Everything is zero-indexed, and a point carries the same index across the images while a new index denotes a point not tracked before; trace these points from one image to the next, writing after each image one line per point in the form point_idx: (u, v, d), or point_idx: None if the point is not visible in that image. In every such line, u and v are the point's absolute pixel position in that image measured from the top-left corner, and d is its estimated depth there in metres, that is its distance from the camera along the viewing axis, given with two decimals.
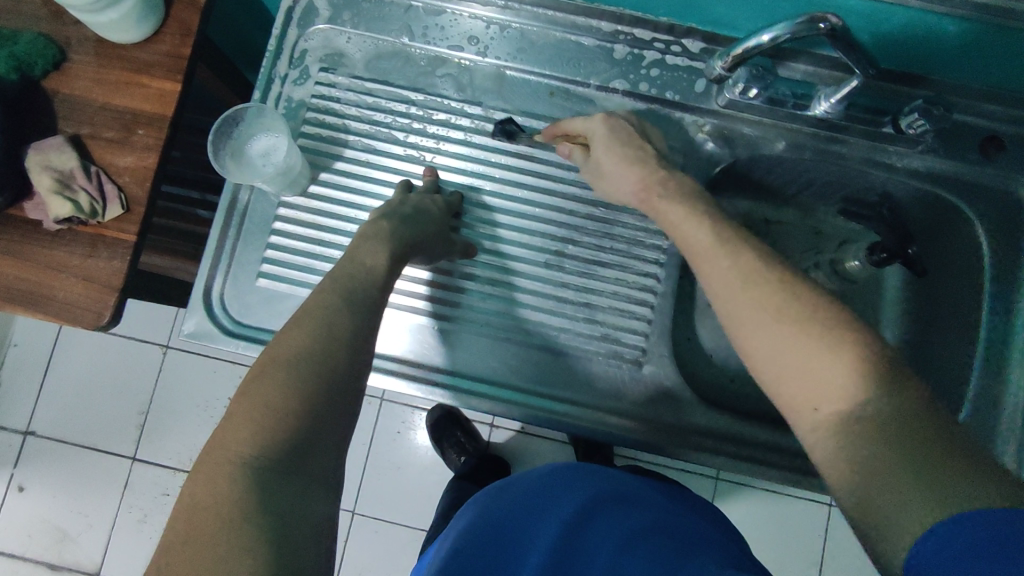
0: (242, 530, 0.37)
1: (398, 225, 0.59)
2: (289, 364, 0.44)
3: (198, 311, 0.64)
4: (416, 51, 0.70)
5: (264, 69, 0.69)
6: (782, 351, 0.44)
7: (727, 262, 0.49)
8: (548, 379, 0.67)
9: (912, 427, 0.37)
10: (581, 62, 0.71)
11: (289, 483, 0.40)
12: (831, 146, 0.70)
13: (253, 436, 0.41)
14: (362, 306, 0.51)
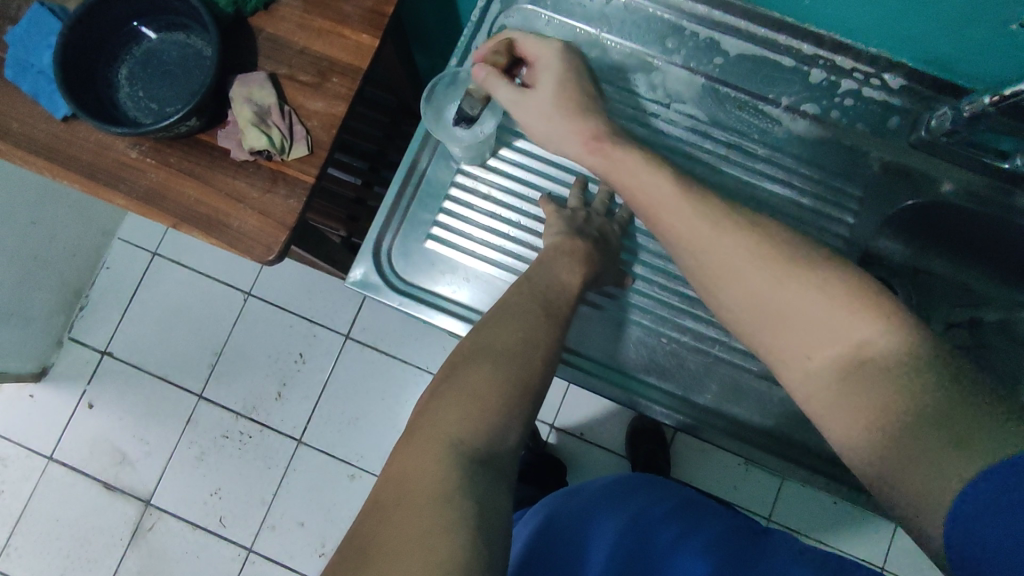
0: (447, 509, 0.39)
1: (591, 246, 0.60)
2: (494, 360, 0.48)
3: (366, 261, 0.65)
4: (612, 44, 0.69)
5: (464, 36, 0.69)
6: (778, 315, 0.45)
7: (687, 206, 0.50)
8: (687, 386, 0.66)
9: (917, 372, 0.37)
10: (776, 80, 0.68)
11: (488, 474, 0.42)
12: (1019, 206, 0.66)
13: (468, 426, 0.44)
14: (560, 320, 0.54)
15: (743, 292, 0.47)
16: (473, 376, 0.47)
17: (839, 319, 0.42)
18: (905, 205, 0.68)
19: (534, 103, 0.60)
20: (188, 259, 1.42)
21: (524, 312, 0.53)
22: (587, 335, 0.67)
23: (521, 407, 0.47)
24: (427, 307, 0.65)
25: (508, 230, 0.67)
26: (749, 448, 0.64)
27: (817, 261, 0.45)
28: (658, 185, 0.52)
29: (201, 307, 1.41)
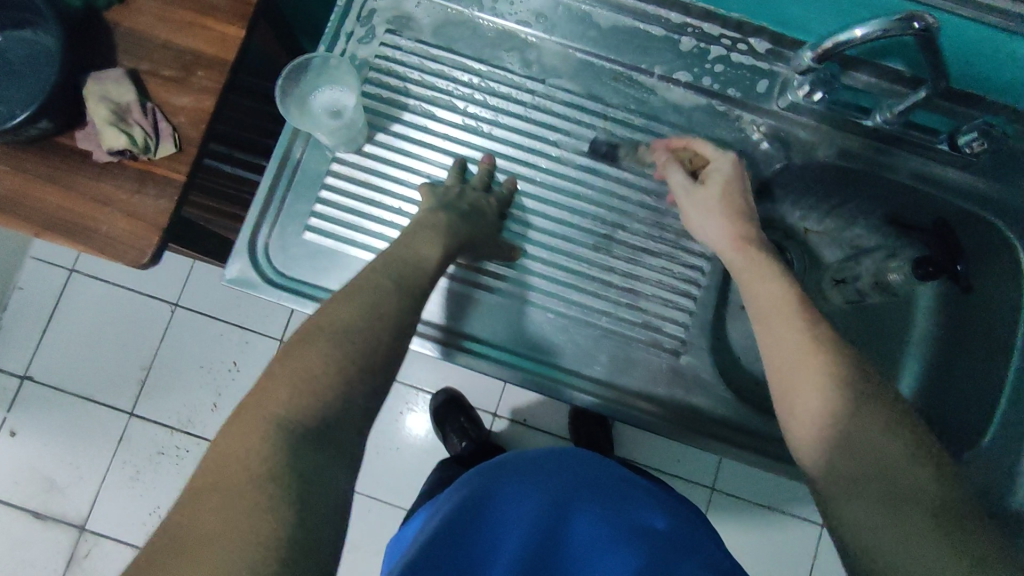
0: (263, 489, 0.40)
1: (451, 220, 0.60)
2: (334, 337, 0.48)
3: (242, 258, 0.63)
4: (484, 23, 0.69)
5: (332, 23, 0.68)
6: (824, 415, 0.46)
7: (774, 283, 0.54)
8: (580, 362, 0.66)
9: (938, 507, 0.40)
10: (648, 50, 0.68)
11: (315, 450, 0.43)
12: (884, 159, 0.69)
13: (297, 403, 0.44)
14: (415, 298, 0.54)
15: (789, 388, 0.48)
16: (310, 354, 0.47)
17: (904, 455, 0.42)
18: (780, 167, 0.70)
19: (702, 198, 0.62)
20: (108, 274, 1.37)
21: (374, 287, 0.52)
22: (476, 317, 0.66)
23: (357, 382, 0.47)
24: (307, 299, 0.64)
25: (387, 216, 0.66)
26: (644, 417, 0.65)
27: (878, 384, 0.46)
28: (767, 292, 0.54)
29: (124, 323, 1.36)
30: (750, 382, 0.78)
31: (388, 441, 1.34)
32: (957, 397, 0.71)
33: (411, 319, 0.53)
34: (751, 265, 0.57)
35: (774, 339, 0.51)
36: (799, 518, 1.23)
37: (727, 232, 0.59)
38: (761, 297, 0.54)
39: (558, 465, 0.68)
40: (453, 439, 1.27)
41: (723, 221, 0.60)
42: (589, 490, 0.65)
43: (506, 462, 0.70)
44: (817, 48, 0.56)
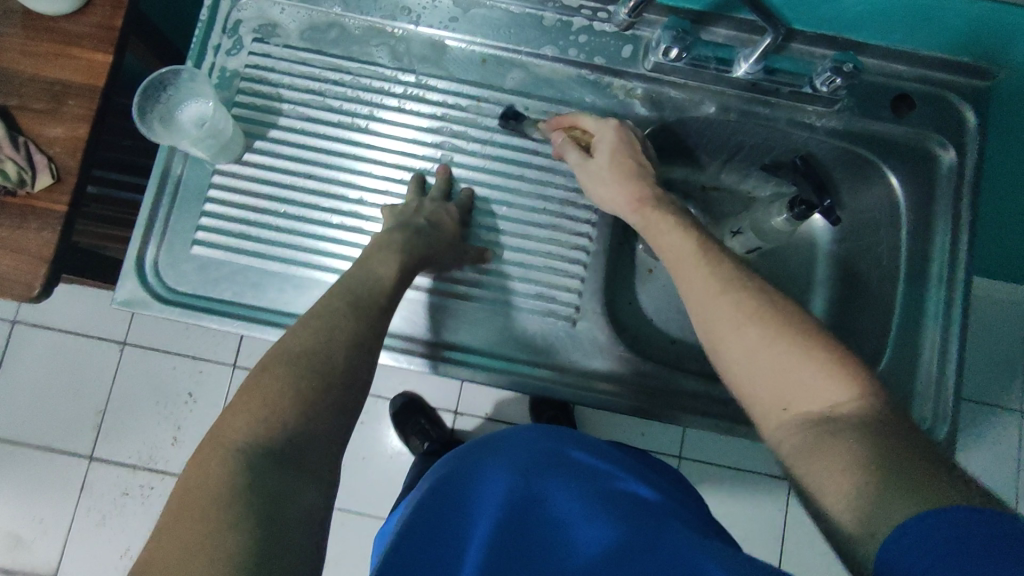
0: (228, 507, 0.42)
1: (406, 238, 0.61)
2: (289, 363, 0.50)
3: (130, 278, 0.64)
4: (350, 22, 0.70)
5: (196, 38, 0.68)
6: (753, 353, 0.50)
7: (679, 235, 0.58)
8: (530, 350, 0.67)
9: (875, 430, 0.43)
10: (513, 29, 0.70)
11: (284, 470, 0.45)
12: (755, 108, 0.70)
13: (255, 429, 0.46)
14: (370, 315, 0.56)
15: (710, 334, 0.53)
16: (265, 382, 0.49)
17: (824, 375, 0.46)
18: (656, 127, 0.72)
19: (595, 168, 0.64)
20: (50, 321, 1.35)
21: (330, 311, 0.54)
22: (440, 324, 0.67)
23: (320, 403, 0.49)
24: (200, 312, 0.64)
25: (275, 222, 0.67)
26: (552, 386, 0.66)
27: (790, 313, 0.50)
28: (675, 244, 0.57)
29: (74, 368, 1.34)
30: (666, 342, 0.80)
31: (354, 451, 1.34)
32: (859, 330, 0.73)
33: (366, 335, 0.54)
34: (648, 221, 0.60)
35: (688, 288, 0.55)
36: (765, 474, 1.25)
37: (625, 194, 0.62)
38: (670, 252, 0.58)
39: (531, 442, 0.68)
40: (415, 441, 1.27)
41: (621, 184, 0.62)
42: (561, 463, 0.65)
43: (480, 447, 0.70)
44: (628, 4, 0.63)
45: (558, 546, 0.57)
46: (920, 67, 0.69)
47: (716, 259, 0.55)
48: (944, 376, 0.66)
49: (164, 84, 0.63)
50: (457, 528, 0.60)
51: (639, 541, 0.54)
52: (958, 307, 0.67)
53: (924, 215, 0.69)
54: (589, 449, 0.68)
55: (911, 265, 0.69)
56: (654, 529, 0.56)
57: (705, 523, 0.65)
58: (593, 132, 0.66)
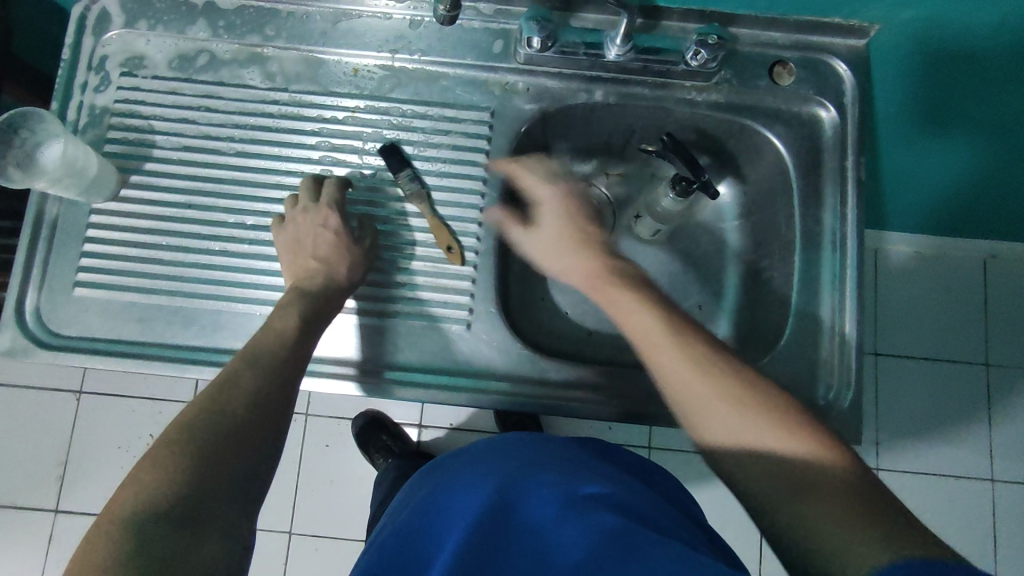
0: (118, 571, 0.41)
1: (302, 284, 0.63)
2: (190, 424, 0.50)
3: (12, 326, 0.63)
4: (218, 46, 0.69)
5: (61, 79, 0.68)
6: (738, 431, 0.50)
7: (648, 310, 0.57)
8: (455, 360, 0.67)
9: (857, 498, 0.44)
10: (384, 36, 0.70)
11: (179, 529, 0.44)
12: (632, 89, 0.70)
13: (154, 491, 0.45)
14: (271, 371, 0.56)
15: (699, 411, 0.51)
16: (162, 450, 0.48)
17: (811, 448, 0.48)
18: (538, 120, 0.71)
19: (542, 241, 0.67)
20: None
21: (230, 372, 0.55)
22: (381, 345, 0.67)
23: (219, 462, 0.48)
24: (86, 353, 0.63)
25: (159, 254, 0.66)
26: (453, 392, 0.65)
27: (759, 386, 0.51)
28: (642, 317, 0.57)
29: (31, 422, 1.31)
30: (582, 335, 0.78)
31: (319, 476, 1.31)
32: (766, 302, 0.72)
33: (267, 390, 0.54)
34: (606, 292, 0.61)
35: (662, 365, 0.54)
36: None
37: (582, 266, 0.64)
38: (633, 322, 0.57)
39: (505, 449, 0.59)
40: (380, 460, 1.22)
41: (577, 254, 0.65)
42: (538, 464, 0.56)
43: (458, 457, 0.62)
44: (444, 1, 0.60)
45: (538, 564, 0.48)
46: (792, 32, 0.69)
47: (679, 329, 0.55)
48: (846, 339, 0.66)
49: (14, 128, 0.63)
50: (420, 556, 0.51)
51: (620, 550, 0.45)
52: (852, 269, 0.67)
53: (813, 180, 0.69)
54: (568, 450, 0.61)
55: (806, 232, 0.68)
56: (631, 541, 0.45)
57: (694, 539, 0.55)
58: (535, 194, 0.69)
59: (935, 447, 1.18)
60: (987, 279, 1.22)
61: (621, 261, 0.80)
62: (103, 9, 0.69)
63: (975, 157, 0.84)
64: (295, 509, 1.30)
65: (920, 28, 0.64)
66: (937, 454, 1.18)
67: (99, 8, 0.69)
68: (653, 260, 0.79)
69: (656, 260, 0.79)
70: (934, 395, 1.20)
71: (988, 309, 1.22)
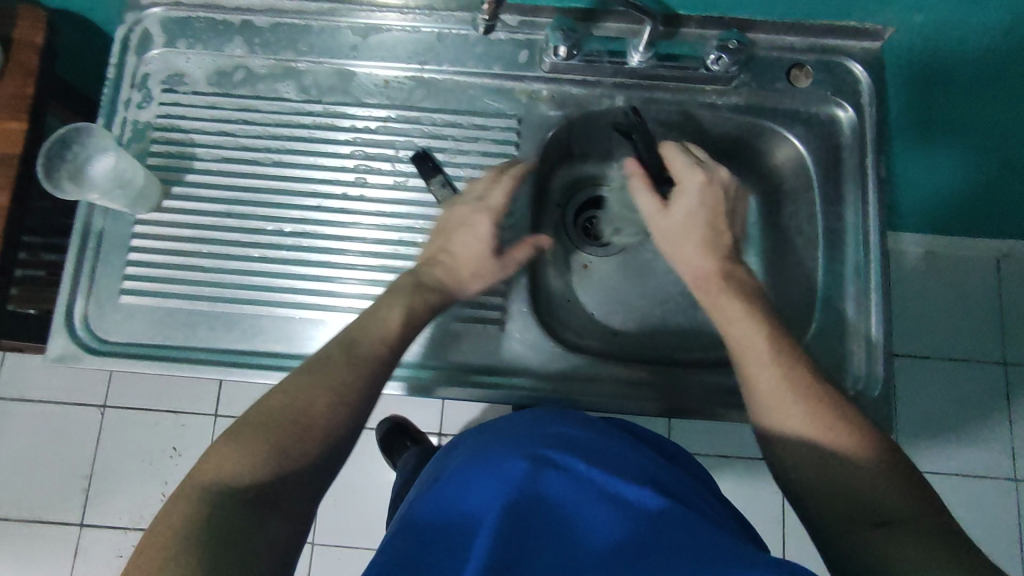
0: (194, 540, 0.44)
1: (440, 277, 0.63)
2: (272, 414, 0.51)
3: (61, 334, 0.66)
4: (254, 61, 0.72)
5: (106, 96, 0.71)
6: (813, 460, 0.52)
7: (749, 316, 0.57)
8: (489, 359, 0.68)
9: (923, 526, 0.47)
10: (414, 48, 0.72)
11: (252, 511, 0.47)
12: (655, 95, 0.72)
13: (233, 472, 0.48)
14: (365, 367, 0.55)
15: (773, 430, 0.54)
16: (249, 430, 0.50)
17: (879, 479, 0.50)
18: (564, 126, 0.73)
19: (670, 225, 0.65)
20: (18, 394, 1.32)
21: (323, 362, 0.54)
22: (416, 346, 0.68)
23: (292, 451, 0.50)
24: (131, 358, 0.65)
25: (200, 262, 0.68)
26: (489, 390, 0.67)
27: (842, 405, 0.54)
28: (742, 326, 0.57)
29: (57, 437, 1.32)
30: (609, 335, 0.79)
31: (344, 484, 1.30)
32: (790, 298, 0.74)
33: (358, 389, 0.54)
34: (710, 295, 0.60)
35: (751, 379, 0.55)
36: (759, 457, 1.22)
37: (698, 266, 0.62)
38: (743, 351, 0.57)
39: (543, 430, 0.59)
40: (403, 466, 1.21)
41: (697, 249, 0.62)
42: (580, 448, 0.57)
43: (499, 428, 0.64)
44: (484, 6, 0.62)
45: (571, 544, 0.48)
46: (808, 35, 0.71)
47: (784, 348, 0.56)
48: (872, 333, 0.67)
49: (64, 143, 0.66)
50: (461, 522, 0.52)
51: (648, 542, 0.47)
52: (875, 263, 0.68)
53: (833, 178, 0.71)
54: (601, 432, 0.61)
55: (828, 231, 0.70)
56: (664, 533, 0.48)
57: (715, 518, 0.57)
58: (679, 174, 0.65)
59: (957, 444, 1.19)
60: (1002, 278, 1.23)
61: (645, 262, 0.81)
62: (144, 29, 0.72)
63: (987, 157, 0.86)
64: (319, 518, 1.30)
65: (934, 31, 0.66)
66: (959, 452, 1.18)
67: (141, 29, 0.72)
68: None
69: None
70: (954, 393, 1.20)
71: (1004, 307, 1.23)
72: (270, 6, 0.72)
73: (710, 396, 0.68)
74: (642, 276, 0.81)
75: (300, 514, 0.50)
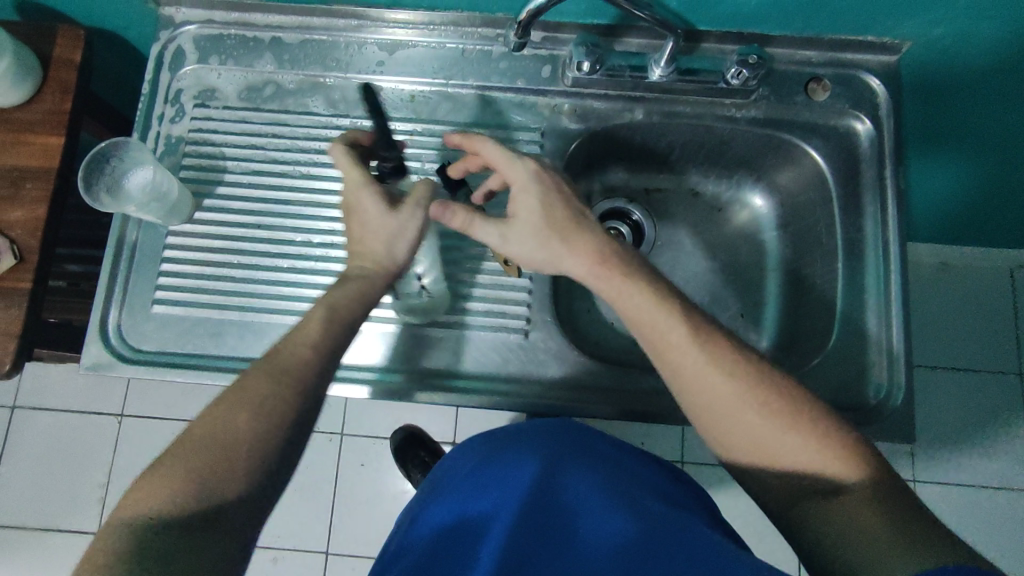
0: (122, 571, 0.45)
1: (366, 268, 0.61)
2: (193, 439, 0.51)
3: (95, 342, 0.67)
4: (284, 77, 0.74)
5: (140, 111, 0.73)
6: (763, 445, 0.54)
7: (662, 309, 0.57)
8: (513, 367, 0.69)
9: (877, 503, 0.50)
10: (439, 64, 0.74)
11: (180, 537, 0.47)
12: (675, 108, 0.73)
13: (159, 501, 0.48)
14: (288, 386, 0.54)
15: (719, 423, 0.55)
16: (177, 456, 0.50)
17: (835, 459, 0.52)
18: (586, 138, 0.75)
19: (519, 230, 0.60)
20: (29, 402, 1.31)
21: (252, 386, 0.53)
22: (439, 354, 0.69)
23: (232, 469, 0.50)
24: (163, 366, 0.67)
25: (231, 272, 0.70)
26: (514, 398, 0.68)
27: (781, 386, 0.55)
28: (661, 321, 0.57)
29: (71, 445, 1.30)
30: (629, 344, 0.80)
31: (356, 495, 1.27)
32: (810, 307, 0.75)
33: (282, 395, 0.53)
34: (614, 286, 0.58)
35: (684, 374, 0.56)
36: None
37: (586, 259, 0.59)
38: (666, 350, 0.56)
39: (558, 440, 0.64)
40: (417, 475, 1.20)
41: (578, 254, 0.59)
42: (582, 462, 0.62)
43: (501, 439, 0.68)
44: (516, 26, 0.62)
45: (568, 546, 0.54)
46: (826, 50, 0.72)
47: (706, 334, 0.56)
48: (894, 342, 0.68)
49: (107, 157, 0.69)
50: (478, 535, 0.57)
51: (651, 548, 0.51)
52: (895, 274, 0.69)
53: (852, 189, 0.72)
54: (607, 444, 0.68)
55: (848, 241, 0.71)
56: (669, 537, 0.52)
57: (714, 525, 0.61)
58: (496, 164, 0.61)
59: (973, 456, 1.18)
60: (1016, 289, 1.24)
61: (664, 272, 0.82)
62: (178, 46, 0.74)
63: (1001, 169, 0.87)
64: (332, 527, 1.26)
65: (952, 45, 0.67)
66: (976, 464, 1.18)
67: (175, 46, 0.74)
68: (695, 271, 0.82)
69: (699, 270, 0.82)
70: (971, 404, 1.20)
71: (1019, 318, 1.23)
72: (299, 23, 0.74)
73: None
74: None
75: (236, 535, 0.49)
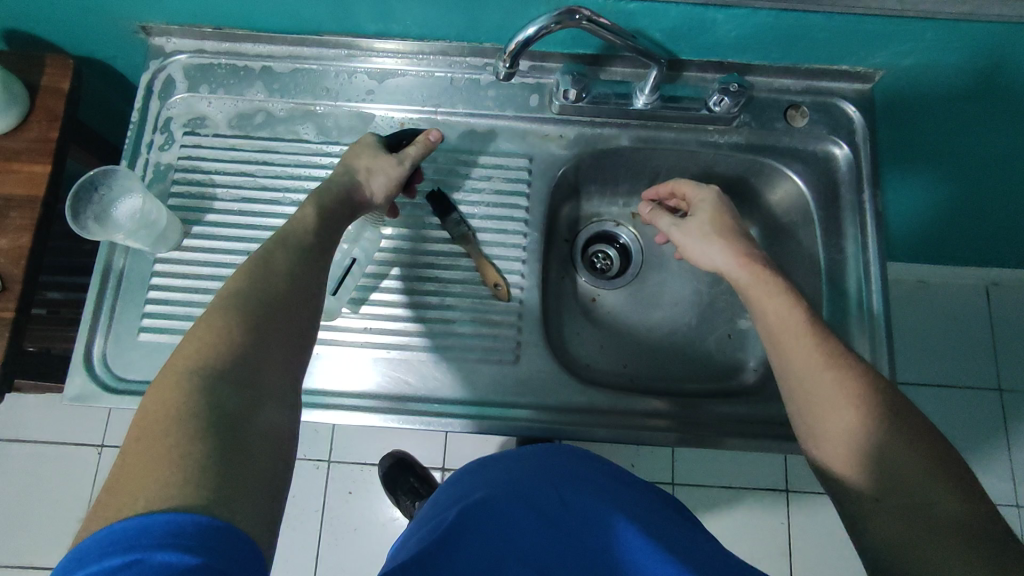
0: (189, 424, 0.41)
1: (351, 182, 0.62)
2: (231, 296, 0.49)
3: (79, 373, 0.66)
4: (274, 105, 0.75)
5: (129, 138, 0.73)
6: (850, 439, 0.53)
7: (778, 299, 0.60)
8: (505, 391, 0.69)
9: (964, 525, 0.47)
10: (429, 92, 0.75)
11: (242, 391, 0.44)
12: (659, 134, 0.75)
13: (213, 352, 0.45)
14: (304, 251, 0.55)
15: (814, 411, 0.55)
16: (217, 309, 0.48)
17: (925, 467, 0.49)
18: (573, 163, 0.76)
19: (693, 226, 0.69)
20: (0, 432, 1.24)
21: (267, 252, 0.53)
22: (431, 379, 0.69)
23: (274, 331, 0.49)
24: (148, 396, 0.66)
25: None
26: (507, 423, 0.68)
27: (880, 388, 0.54)
28: (779, 309, 0.59)
29: (45, 478, 1.22)
30: (620, 366, 0.80)
31: (344, 524, 1.25)
32: None
33: (306, 267, 0.54)
34: (758, 282, 0.62)
35: (791, 359, 0.57)
36: (765, 487, 1.21)
37: (729, 253, 0.64)
38: (781, 332, 0.59)
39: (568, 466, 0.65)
40: (407, 502, 1.18)
41: (720, 244, 0.66)
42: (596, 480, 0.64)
43: (497, 462, 0.69)
44: (504, 57, 0.62)
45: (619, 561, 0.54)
46: (802, 79, 0.75)
47: (822, 333, 0.57)
48: (878, 359, 0.69)
49: (95, 184, 0.70)
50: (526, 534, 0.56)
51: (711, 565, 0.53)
52: (876, 293, 0.71)
53: (831, 210, 0.74)
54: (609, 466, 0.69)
55: (830, 263, 0.73)
56: (705, 556, 0.55)
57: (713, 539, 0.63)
58: (690, 197, 0.71)
59: None
60: (992, 307, 1.27)
61: (652, 294, 0.84)
62: (168, 75, 0.75)
63: (974, 190, 0.90)
64: (319, 557, 1.23)
65: (921, 76, 0.70)
66: None
67: (165, 75, 0.75)
68: (683, 293, 0.83)
69: (686, 292, 0.83)
70: (953, 419, 1.22)
71: (996, 335, 1.26)
72: (289, 53, 0.75)
73: (723, 426, 0.70)
74: (650, 307, 0.83)
75: (293, 401, 0.47)
